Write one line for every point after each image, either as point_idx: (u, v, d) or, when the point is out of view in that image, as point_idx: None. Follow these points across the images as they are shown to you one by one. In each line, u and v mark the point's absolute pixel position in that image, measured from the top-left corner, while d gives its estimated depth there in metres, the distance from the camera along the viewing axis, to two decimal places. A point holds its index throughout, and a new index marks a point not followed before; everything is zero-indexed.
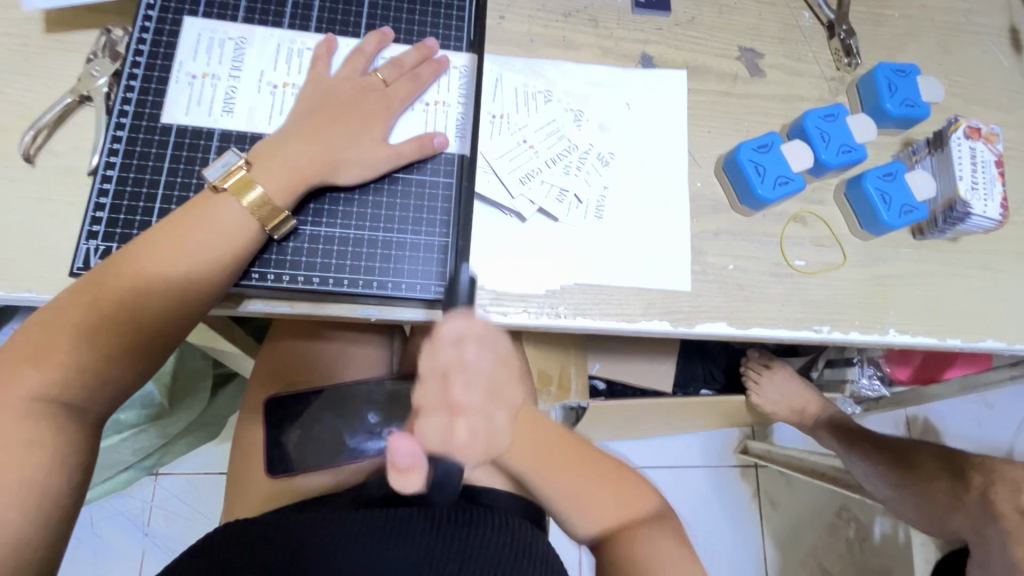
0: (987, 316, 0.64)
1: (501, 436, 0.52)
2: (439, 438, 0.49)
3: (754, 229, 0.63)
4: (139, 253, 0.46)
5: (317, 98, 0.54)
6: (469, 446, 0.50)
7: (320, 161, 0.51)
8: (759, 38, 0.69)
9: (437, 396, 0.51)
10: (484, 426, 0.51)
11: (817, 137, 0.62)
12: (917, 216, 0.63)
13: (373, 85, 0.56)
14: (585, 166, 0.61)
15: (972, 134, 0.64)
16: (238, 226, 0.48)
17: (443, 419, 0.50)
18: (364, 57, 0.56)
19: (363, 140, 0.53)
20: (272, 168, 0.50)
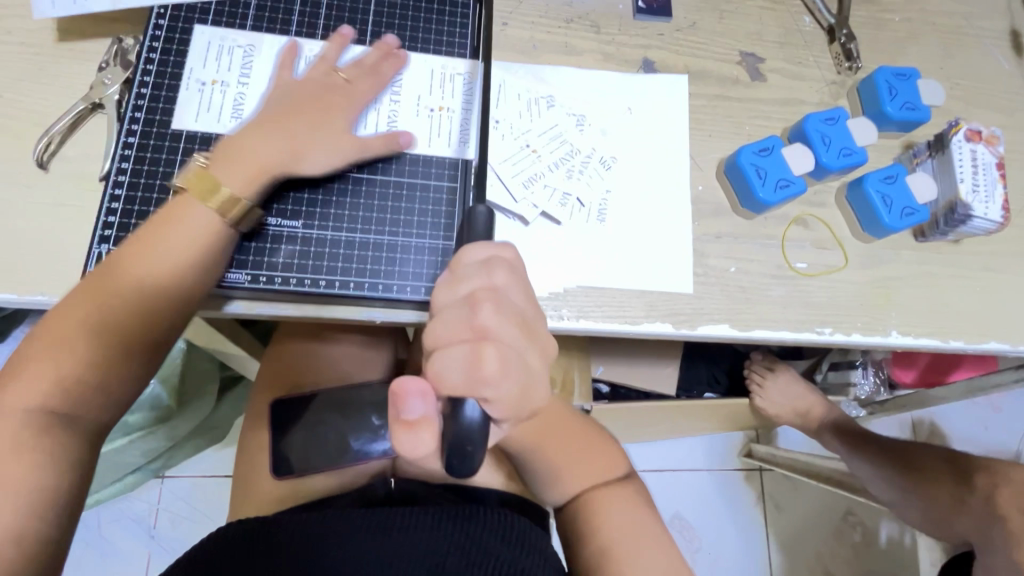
0: (989, 318, 0.64)
1: (539, 384, 0.39)
2: (462, 375, 0.35)
3: (756, 232, 0.63)
4: (123, 259, 0.47)
5: (280, 92, 0.53)
6: (501, 390, 0.36)
7: (281, 152, 0.50)
8: (759, 43, 0.70)
9: (459, 324, 0.37)
10: (518, 366, 0.37)
11: (818, 140, 0.63)
12: (918, 219, 0.63)
13: (337, 84, 0.55)
14: (588, 170, 0.61)
15: (973, 137, 0.65)
16: (212, 226, 0.48)
17: (466, 350, 0.36)
18: (328, 61, 0.56)
19: (326, 130, 0.52)
20: (228, 162, 0.49)
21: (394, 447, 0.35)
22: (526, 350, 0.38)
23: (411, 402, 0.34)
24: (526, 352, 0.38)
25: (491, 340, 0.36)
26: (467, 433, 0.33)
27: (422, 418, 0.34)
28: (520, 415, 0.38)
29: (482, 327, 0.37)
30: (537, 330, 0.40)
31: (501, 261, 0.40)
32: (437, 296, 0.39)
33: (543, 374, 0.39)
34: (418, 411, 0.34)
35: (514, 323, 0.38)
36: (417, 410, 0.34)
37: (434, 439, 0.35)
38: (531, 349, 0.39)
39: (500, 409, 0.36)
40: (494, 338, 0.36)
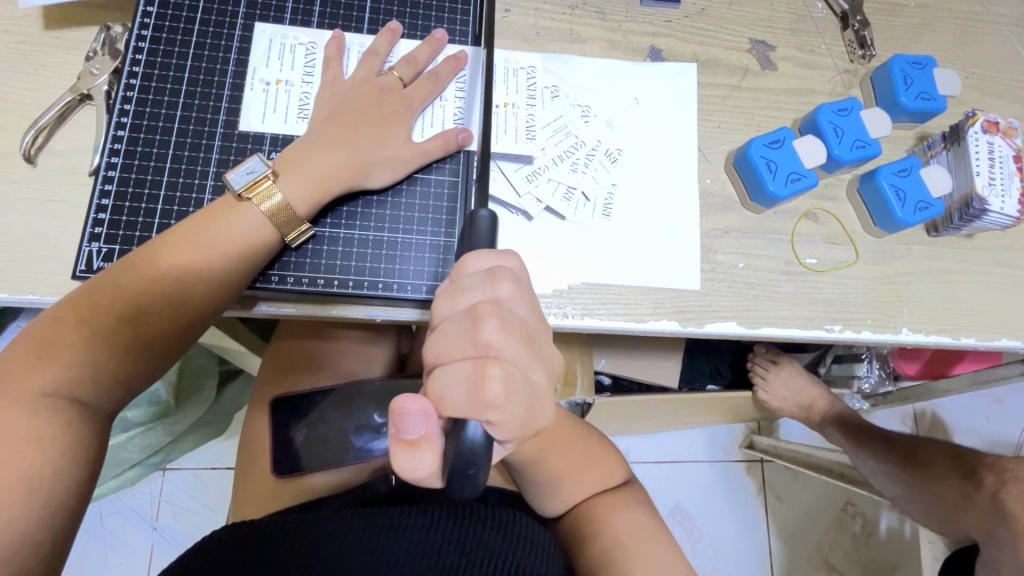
0: (1001, 315, 0.63)
1: (544, 401, 0.37)
2: (465, 396, 0.33)
3: (765, 226, 0.62)
4: (162, 248, 0.46)
5: (335, 103, 0.52)
6: (506, 411, 0.34)
7: (350, 167, 0.50)
8: (770, 30, 0.68)
9: (461, 340, 0.35)
10: (524, 384, 0.35)
11: (830, 132, 0.61)
12: (933, 213, 0.61)
13: (390, 85, 0.54)
14: (593, 163, 0.60)
15: (990, 129, 0.63)
16: (259, 230, 0.48)
17: (468, 368, 0.34)
18: (377, 57, 0.55)
19: (387, 141, 0.52)
20: (300, 175, 0.49)
21: (392, 466, 0.33)
22: (532, 366, 0.36)
23: (411, 424, 0.32)
24: (531, 367, 0.36)
25: (494, 366, 0.34)
26: (470, 457, 0.32)
27: (423, 439, 0.32)
28: (525, 435, 0.37)
29: (485, 344, 0.35)
30: (542, 345, 0.37)
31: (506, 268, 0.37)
32: (438, 307, 0.37)
33: (547, 390, 0.37)
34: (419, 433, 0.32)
35: (519, 339, 0.35)
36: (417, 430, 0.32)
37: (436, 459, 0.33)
38: (536, 365, 0.36)
39: (505, 429, 0.35)
40: (498, 356, 0.34)
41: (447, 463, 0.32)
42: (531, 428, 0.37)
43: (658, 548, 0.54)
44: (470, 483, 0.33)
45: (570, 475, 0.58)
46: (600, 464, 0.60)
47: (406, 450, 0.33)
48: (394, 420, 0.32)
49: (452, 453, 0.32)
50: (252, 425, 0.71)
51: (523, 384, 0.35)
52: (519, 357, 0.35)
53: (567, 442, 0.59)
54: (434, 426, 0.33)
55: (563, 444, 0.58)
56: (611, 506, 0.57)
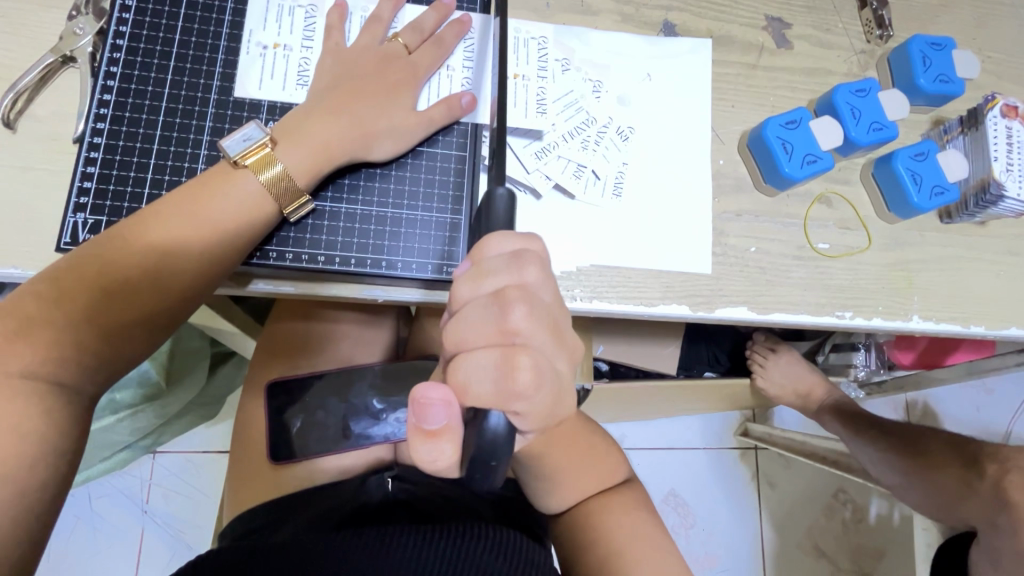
0: (1012, 303, 0.62)
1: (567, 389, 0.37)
2: (492, 386, 0.32)
3: (778, 210, 0.60)
4: (152, 220, 0.43)
5: (338, 70, 0.50)
6: (534, 402, 0.33)
7: (352, 136, 0.48)
8: (787, 7, 0.66)
9: (486, 328, 0.34)
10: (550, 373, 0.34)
11: (847, 114, 0.59)
12: (948, 198, 0.60)
13: (395, 53, 0.52)
14: (604, 141, 0.58)
15: (1010, 113, 0.61)
16: (254, 204, 0.45)
17: (495, 356, 0.33)
18: (382, 25, 0.52)
19: (390, 110, 0.49)
20: (300, 143, 0.46)
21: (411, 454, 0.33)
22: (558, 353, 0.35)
23: (432, 413, 0.32)
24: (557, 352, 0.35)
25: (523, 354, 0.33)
26: (492, 448, 0.31)
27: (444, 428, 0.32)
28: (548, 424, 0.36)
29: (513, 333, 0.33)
30: (566, 334, 0.36)
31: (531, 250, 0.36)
32: (459, 292, 0.35)
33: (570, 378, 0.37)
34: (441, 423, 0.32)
35: (546, 327, 0.34)
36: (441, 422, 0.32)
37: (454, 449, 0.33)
38: (561, 355, 0.36)
39: (530, 418, 0.34)
40: (526, 346, 0.33)
41: (467, 455, 0.32)
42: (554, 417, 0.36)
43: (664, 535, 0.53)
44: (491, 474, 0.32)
45: (571, 473, 0.56)
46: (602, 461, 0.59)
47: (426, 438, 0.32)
48: (416, 408, 0.32)
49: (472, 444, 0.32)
50: (246, 407, 0.70)
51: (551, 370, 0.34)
52: (547, 347, 0.34)
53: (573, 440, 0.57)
54: (456, 417, 0.32)
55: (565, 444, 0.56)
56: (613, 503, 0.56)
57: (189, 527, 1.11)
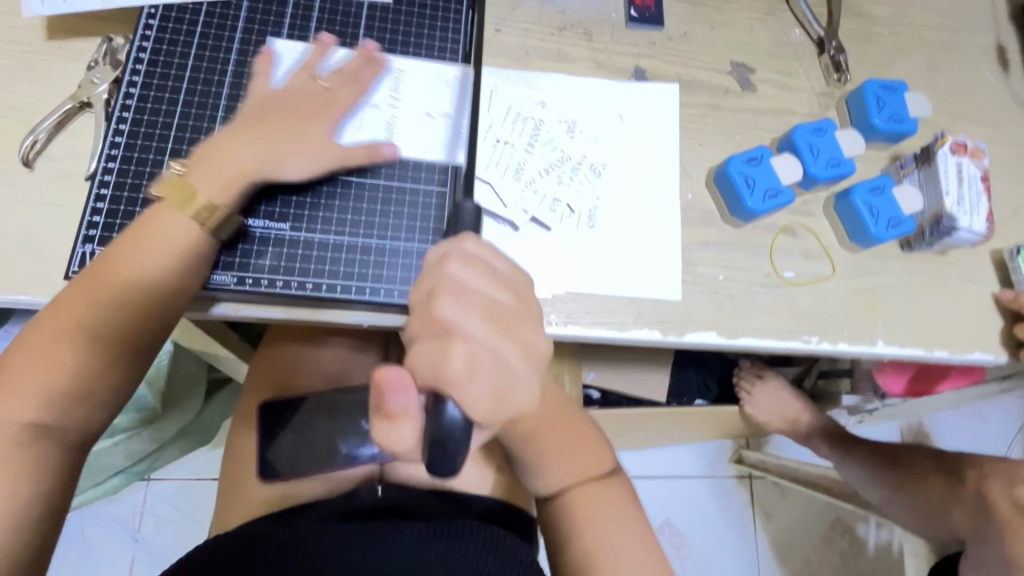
0: (974, 328, 0.65)
1: (519, 385, 0.37)
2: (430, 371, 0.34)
3: (744, 240, 0.64)
4: (114, 255, 0.47)
5: (310, 103, 0.54)
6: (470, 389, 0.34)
7: (316, 165, 0.51)
8: (750, 53, 0.71)
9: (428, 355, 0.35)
10: (489, 359, 0.35)
11: (806, 151, 0.64)
12: (905, 229, 0.64)
13: (366, 93, 0.56)
14: (578, 177, 0.62)
15: (958, 150, 0.65)
16: (196, 226, 0.48)
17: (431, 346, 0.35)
18: (357, 69, 0.57)
19: (355, 141, 0.53)
20: (261, 171, 0.50)
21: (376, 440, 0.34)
22: (504, 346, 0.36)
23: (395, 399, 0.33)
24: (497, 347, 0.36)
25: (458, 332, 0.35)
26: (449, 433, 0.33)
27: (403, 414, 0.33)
28: (497, 416, 0.36)
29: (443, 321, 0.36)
30: (516, 328, 0.38)
31: (458, 247, 0.39)
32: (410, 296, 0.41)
33: (524, 374, 0.37)
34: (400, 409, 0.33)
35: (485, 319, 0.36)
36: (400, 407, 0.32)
37: (414, 435, 0.33)
38: (509, 345, 0.37)
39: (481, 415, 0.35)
40: (462, 334, 0.35)
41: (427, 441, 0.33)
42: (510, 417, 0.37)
43: (649, 550, 0.52)
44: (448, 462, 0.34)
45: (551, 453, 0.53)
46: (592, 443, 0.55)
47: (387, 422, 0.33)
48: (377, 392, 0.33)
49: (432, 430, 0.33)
50: (239, 430, 0.72)
51: (486, 363, 0.35)
52: (483, 335, 0.36)
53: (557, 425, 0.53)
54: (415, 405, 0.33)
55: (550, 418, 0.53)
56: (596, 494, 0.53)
57: (178, 555, 1.11)
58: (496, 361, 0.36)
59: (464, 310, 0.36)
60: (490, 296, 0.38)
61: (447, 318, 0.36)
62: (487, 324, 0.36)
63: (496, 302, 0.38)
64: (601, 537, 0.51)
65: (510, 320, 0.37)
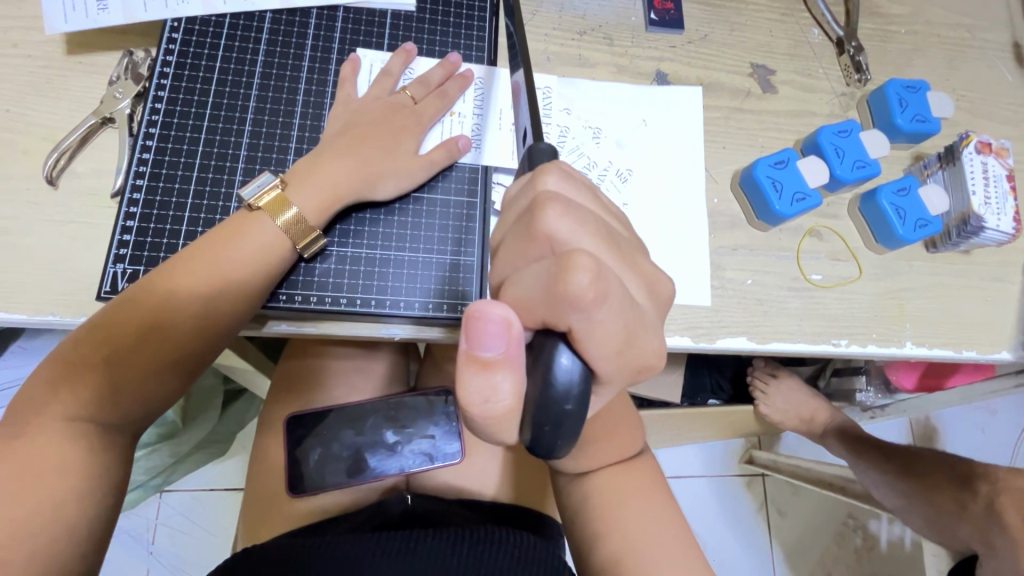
0: (1001, 327, 0.65)
1: (646, 327, 0.33)
2: (543, 293, 0.30)
3: (770, 244, 0.63)
4: (178, 266, 0.46)
5: (348, 118, 0.54)
6: (596, 318, 0.30)
7: (360, 178, 0.51)
8: (770, 55, 0.71)
9: (542, 281, 0.31)
10: (616, 286, 0.31)
11: (832, 153, 0.63)
12: (931, 230, 0.63)
13: (402, 103, 0.55)
14: (604, 183, 0.61)
15: (984, 149, 0.65)
16: (270, 248, 0.48)
17: (548, 268, 0.31)
18: (391, 78, 0.56)
19: (396, 153, 0.53)
20: (311, 186, 0.49)
21: (463, 391, 0.30)
22: (623, 273, 0.33)
23: (491, 337, 0.29)
24: (619, 276, 0.33)
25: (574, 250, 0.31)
26: (565, 393, 0.30)
27: (501, 361, 0.29)
28: (626, 360, 0.32)
29: (556, 242, 0.32)
30: (631, 255, 0.34)
31: (554, 166, 0.36)
32: (496, 233, 0.37)
33: (649, 313, 0.33)
34: (497, 353, 0.29)
35: (599, 238, 0.33)
36: (497, 347, 0.29)
37: (512, 384, 0.30)
38: (628, 274, 0.33)
39: (599, 364, 0.31)
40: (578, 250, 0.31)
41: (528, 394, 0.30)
42: (636, 364, 0.33)
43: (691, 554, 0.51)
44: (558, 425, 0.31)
45: (594, 442, 0.52)
46: (629, 434, 0.55)
47: (480, 370, 0.29)
48: (467, 334, 0.29)
49: (540, 389, 0.30)
50: (263, 443, 0.71)
51: (616, 288, 0.31)
52: (599, 251, 0.32)
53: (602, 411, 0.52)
54: (514, 348, 0.29)
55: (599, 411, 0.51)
56: (636, 490, 0.53)
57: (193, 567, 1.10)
58: (625, 300, 0.31)
59: (575, 223, 0.33)
60: (601, 220, 0.35)
61: (557, 234, 0.32)
62: (605, 245, 0.33)
63: (609, 228, 0.35)
64: (645, 528, 0.50)
65: (626, 247, 0.34)
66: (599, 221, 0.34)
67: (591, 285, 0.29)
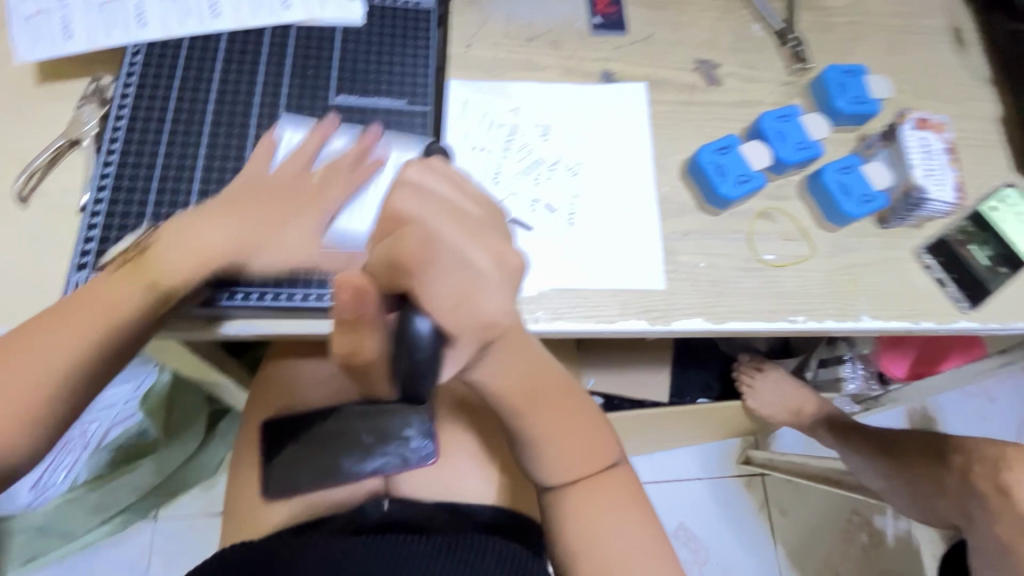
0: (956, 297, 0.66)
1: (485, 285, 0.37)
2: (386, 257, 0.36)
3: (721, 227, 0.65)
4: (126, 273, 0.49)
5: (245, 182, 0.53)
6: (425, 272, 0.35)
7: (231, 243, 0.49)
8: (713, 50, 0.74)
9: (386, 249, 0.37)
10: (445, 249, 0.36)
11: (774, 136, 0.66)
12: (877, 205, 0.65)
13: (309, 184, 0.53)
14: (554, 177, 0.63)
15: (921, 125, 0.68)
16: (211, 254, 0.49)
17: (390, 239, 0.37)
18: (303, 158, 0.54)
19: (281, 229, 0.50)
20: (182, 244, 0.49)
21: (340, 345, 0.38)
22: (465, 243, 0.38)
23: (347, 299, 0.36)
24: (461, 245, 0.37)
25: (413, 224, 0.37)
26: (410, 345, 0.34)
27: (358, 319, 0.36)
28: (462, 313, 0.37)
29: (402, 216, 0.38)
30: (479, 228, 0.39)
31: (419, 160, 0.42)
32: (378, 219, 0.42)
33: (491, 276, 0.38)
34: (354, 313, 0.36)
35: (443, 215, 0.38)
36: (350, 308, 0.36)
37: (373, 339, 0.36)
38: (472, 244, 0.38)
39: (441, 323, 0.36)
40: (416, 223, 0.37)
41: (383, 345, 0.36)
42: (476, 318, 0.38)
43: (655, 552, 0.52)
44: (414, 375, 0.35)
45: (558, 444, 0.53)
46: (597, 438, 0.55)
47: (348, 327, 0.37)
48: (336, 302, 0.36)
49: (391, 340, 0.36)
50: (240, 452, 0.72)
51: (444, 252, 0.36)
52: (441, 224, 0.38)
53: (559, 404, 0.53)
54: (369, 308, 0.36)
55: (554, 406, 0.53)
56: (601, 497, 0.54)
57: None
58: (457, 262, 0.36)
59: (422, 203, 0.39)
60: (457, 202, 0.40)
61: (405, 211, 0.38)
62: (449, 220, 0.38)
63: (461, 207, 0.40)
64: (609, 539, 0.52)
65: (474, 223, 0.39)
66: (448, 201, 0.39)
67: (418, 246, 0.36)
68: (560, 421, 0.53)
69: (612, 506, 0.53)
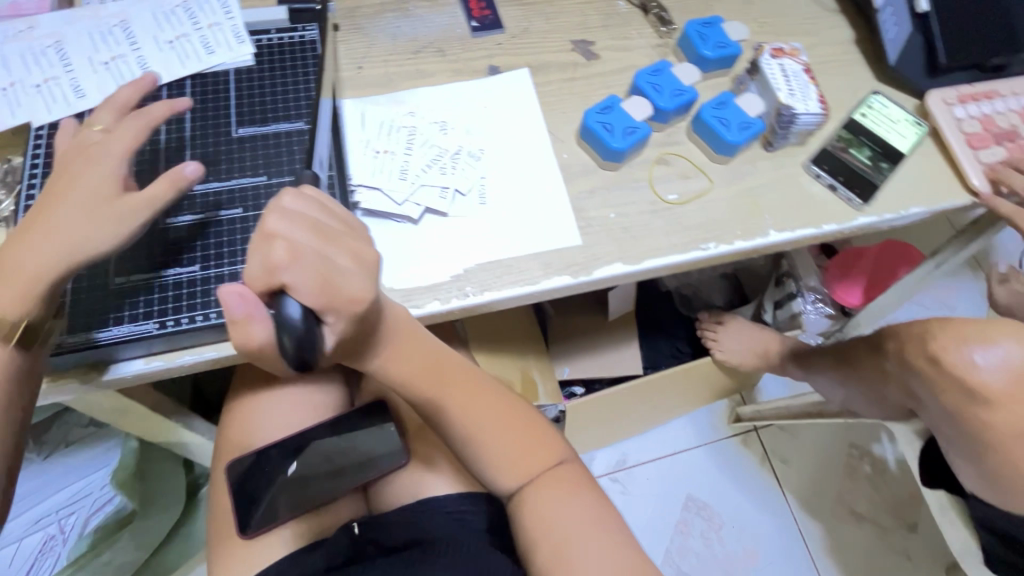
0: (849, 197, 0.71)
1: (346, 277, 0.48)
2: (259, 267, 0.46)
3: (623, 178, 0.70)
4: None
5: None
6: (293, 273, 0.46)
7: None
8: (586, 30, 0.80)
9: (257, 259, 0.47)
10: (308, 254, 0.47)
11: (651, 90, 0.72)
12: (755, 129, 0.71)
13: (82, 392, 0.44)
14: (459, 163, 0.68)
15: (777, 54, 0.75)
16: None
17: (260, 251, 0.47)
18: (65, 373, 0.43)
19: None
20: None
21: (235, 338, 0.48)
22: (328, 249, 0.48)
23: (234, 304, 0.47)
24: (323, 250, 0.48)
25: (278, 238, 0.46)
26: (290, 328, 0.46)
27: (246, 317, 0.47)
28: (330, 299, 0.48)
29: (270, 231, 0.47)
30: (338, 235, 0.49)
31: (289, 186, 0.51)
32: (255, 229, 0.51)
33: (351, 270, 0.49)
34: (242, 311, 0.47)
35: (305, 226, 0.48)
36: (238, 309, 0.47)
37: (258, 329, 0.48)
38: (333, 248, 0.48)
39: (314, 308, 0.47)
40: (281, 235, 0.47)
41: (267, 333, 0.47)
42: (345, 301, 0.48)
43: (602, 526, 0.61)
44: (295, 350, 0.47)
45: (500, 448, 0.62)
46: (536, 436, 0.64)
47: (237, 324, 0.48)
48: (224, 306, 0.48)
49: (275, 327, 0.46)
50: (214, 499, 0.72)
51: (308, 257, 0.47)
52: (303, 235, 0.47)
53: (488, 407, 0.63)
54: (254, 307, 0.47)
55: (478, 409, 0.62)
56: (554, 490, 0.62)
57: None
58: (322, 266, 0.47)
59: (289, 221, 0.48)
60: (319, 217, 0.49)
61: (273, 228, 0.47)
62: (312, 233, 0.48)
63: (323, 221, 0.49)
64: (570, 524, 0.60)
65: (333, 232, 0.49)
66: (312, 217, 0.49)
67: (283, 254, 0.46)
68: (492, 425, 0.63)
69: (568, 499, 0.62)
